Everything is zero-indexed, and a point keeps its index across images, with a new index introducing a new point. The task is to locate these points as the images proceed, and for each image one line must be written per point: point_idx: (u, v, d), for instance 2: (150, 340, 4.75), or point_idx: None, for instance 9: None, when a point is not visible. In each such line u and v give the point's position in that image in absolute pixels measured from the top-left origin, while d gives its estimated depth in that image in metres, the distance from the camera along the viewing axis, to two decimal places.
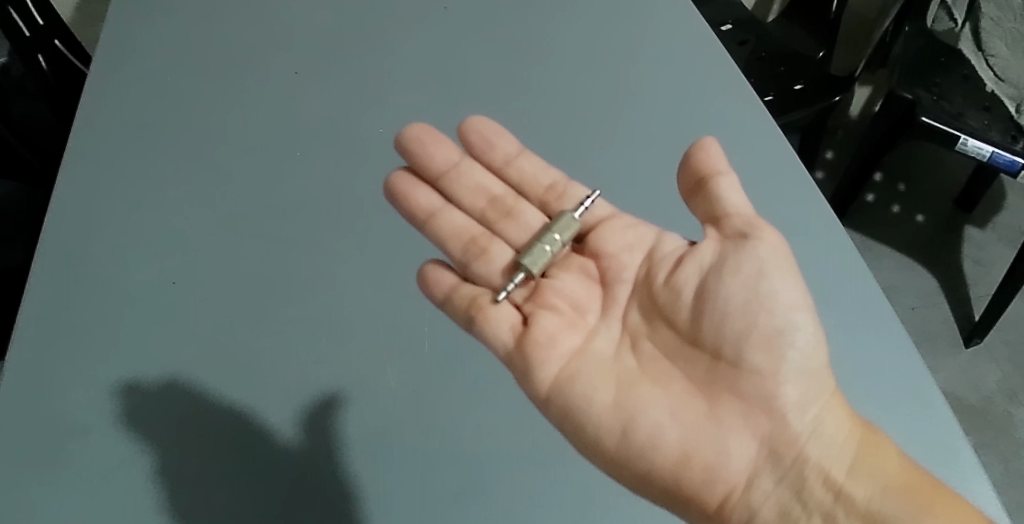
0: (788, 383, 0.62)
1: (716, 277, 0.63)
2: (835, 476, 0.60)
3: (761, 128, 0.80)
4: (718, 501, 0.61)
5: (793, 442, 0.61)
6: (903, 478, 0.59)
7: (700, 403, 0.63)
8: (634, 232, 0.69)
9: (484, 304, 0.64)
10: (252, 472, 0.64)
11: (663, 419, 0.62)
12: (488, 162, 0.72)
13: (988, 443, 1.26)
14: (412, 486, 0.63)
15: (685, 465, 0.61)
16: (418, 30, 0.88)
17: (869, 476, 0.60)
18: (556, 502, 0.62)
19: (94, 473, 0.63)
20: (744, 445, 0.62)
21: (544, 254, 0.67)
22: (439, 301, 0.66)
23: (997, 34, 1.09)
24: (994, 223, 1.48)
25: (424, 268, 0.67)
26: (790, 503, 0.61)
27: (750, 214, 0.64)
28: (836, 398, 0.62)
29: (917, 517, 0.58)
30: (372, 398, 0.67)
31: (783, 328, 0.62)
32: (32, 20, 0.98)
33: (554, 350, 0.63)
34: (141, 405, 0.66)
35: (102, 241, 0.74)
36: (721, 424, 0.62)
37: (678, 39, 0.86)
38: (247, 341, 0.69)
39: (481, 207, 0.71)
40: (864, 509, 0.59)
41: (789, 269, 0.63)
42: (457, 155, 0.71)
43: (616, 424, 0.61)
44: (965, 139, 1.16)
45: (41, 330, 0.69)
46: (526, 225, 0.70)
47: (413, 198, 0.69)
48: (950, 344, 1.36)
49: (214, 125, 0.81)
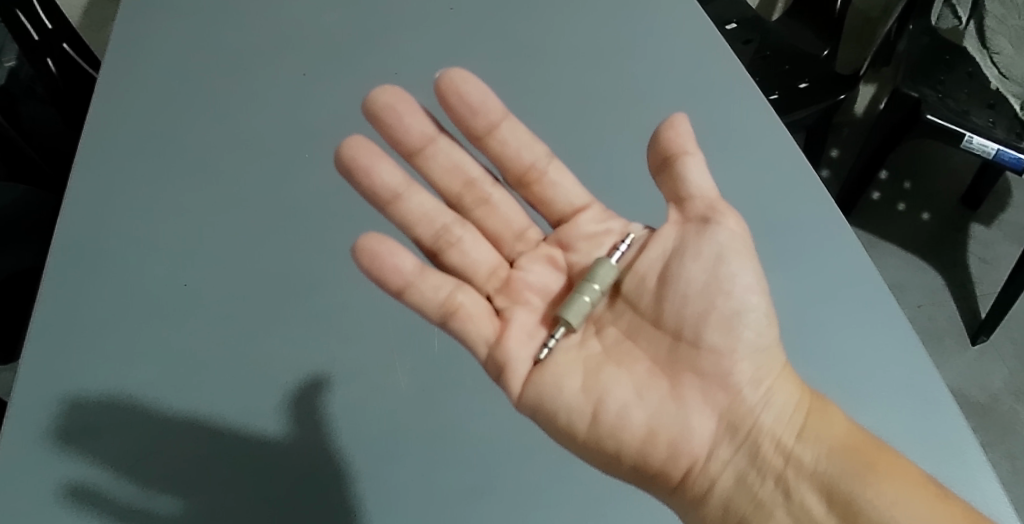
0: (742, 361, 0.62)
1: (678, 260, 0.64)
2: (785, 442, 0.61)
3: (767, 127, 0.80)
4: (681, 474, 0.62)
5: (748, 414, 0.62)
6: (847, 440, 0.60)
7: (662, 382, 0.63)
8: (603, 225, 0.70)
9: (457, 299, 0.65)
10: (249, 468, 0.65)
11: (629, 400, 0.62)
12: (470, 129, 0.71)
13: (995, 441, 1.26)
14: (419, 486, 0.64)
15: (651, 443, 0.62)
16: (423, 29, 0.88)
17: (815, 439, 0.61)
18: (564, 500, 0.63)
19: (104, 476, 0.64)
20: (704, 419, 0.62)
21: (584, 305, 0.64)
22: (395, 292, 0.65)
23: (1001, 32, 1.11)
24: (999, 220, 1.47)
25: (370, 254, 0.64)
26: (746, 471, 0.62)
27: (714, 197, 0.64)
28: (788, 373, 0.63)
29: (857, 474, 0.58)
30: (377, 395, 0.67)
31: (739, 309, 0.63)
32: (42, 24, 1.00)
33: (528, 344, 0.65)
34: (131, 403, 0.67)
35: (115, 243, 0.75)
36: (683, 402, 0.63)
37: (684, 38, 0.86)
38: (258, 342, 0.69)
39: (456, 189, 0.71)
40: (811, 470, 0.60)
41: (748, 253, 0.64)
42: (434, 129, 0.70)
43: (586, 407, 0.62)
44: (971, 137, 1.16)
45: (54, 332, 0.70)
46: (503, 216, 0.71)
47: (378, 175, 0.67)
48: (956, 341, 1.36)
49: (222, 127, 0.82)
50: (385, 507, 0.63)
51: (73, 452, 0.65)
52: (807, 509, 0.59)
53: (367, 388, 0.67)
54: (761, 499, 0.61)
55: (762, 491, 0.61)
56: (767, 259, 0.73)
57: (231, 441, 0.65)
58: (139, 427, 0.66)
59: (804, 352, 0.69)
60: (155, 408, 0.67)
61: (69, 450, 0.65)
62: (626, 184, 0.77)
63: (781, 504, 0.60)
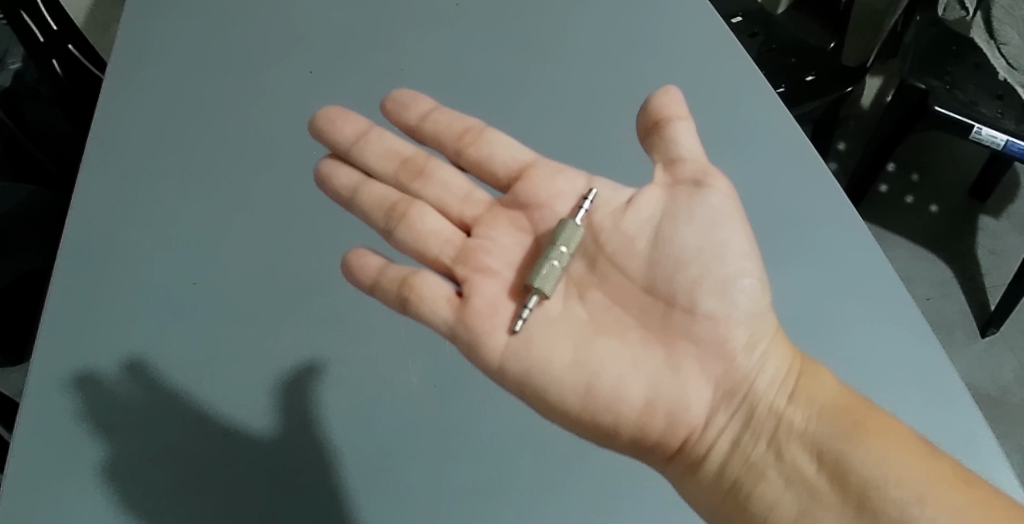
0: (737, 327, 0.61)
1: (671, 223, 0.63)
2: (777, 406, 0.61)
3: (776, 119, 0.80)
4: (679, 442, 0.61)
5: (743, 378, 0.62)
6: (838, 402, 0.60)
7: (657, 351, 0.62)
8: (563, 180, 0.68)
9: (415, 283, 0.63)
10: (259, 463, 0.65)
11: (626, 371, 0.61)
12: (404, 124, 0.71)
13: (1007, 433, 1.26)
14: (432, 482, 0.64)
15: (650, 414, 0.60)
16: (430, 26, 0.88)
17: (807, 400, 0.60)
18: (578, 494, 0.63)
19: (116, 475, 0.64)
20: (700, 387, 0.62)
21: (553, 270, 0.62)
22: (368, 288, 0.64)
23: (1008, 22, 1.07)
24: (1009, 211, 1.47)
25: (347, 258, 0.65)
26: (740, 434, 0.61)
27: (704, 161, 0.64)
28: (780, 336, 0.62)
29: (847, 433, 0.58)
30: (390, 392, 0.67)
31: (731, 276, 0.62)
32: (47, 26, 1.00)
33: (500, 316, 0.62)
34: (189, 382, 0.68)
35: (125, 243, 0.75)
36: (679, 370, 0.61)
37: (691, 31, 0.86)
38: (269, 340, 0.69)
39: (393, 171, 0.69)
40: (802, 431, 0.60)
41: (739, 216, 0.63)
42: (365, 124, 0.70)
43: (580, 380, 0.61)
44: (979, 128, 1.15)
45: (67, 332, 0.70)
46: (441, 182, 0.69)
47: (335, 179, 0.68)
48: (966, 334, 1.35)
49: (231, 125, 0.82)
50: (399, 505, 0.63)
51: (113, 438, 0.65)
52: (799, 468, 0.58)
53: (379, 384, 0.67)
54: (754, 461, 0.60)
55: (754, 453, 0.60)
56: (776, 249, 0.72)
57: (252, 439, 0.65)
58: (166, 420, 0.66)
59: (816, 338, 0.68)
60: (176, 398, 0.67)
61: (102, 442, 0.65)
62: (638, 179, 0.77)
63: (773, 464, 0.59)
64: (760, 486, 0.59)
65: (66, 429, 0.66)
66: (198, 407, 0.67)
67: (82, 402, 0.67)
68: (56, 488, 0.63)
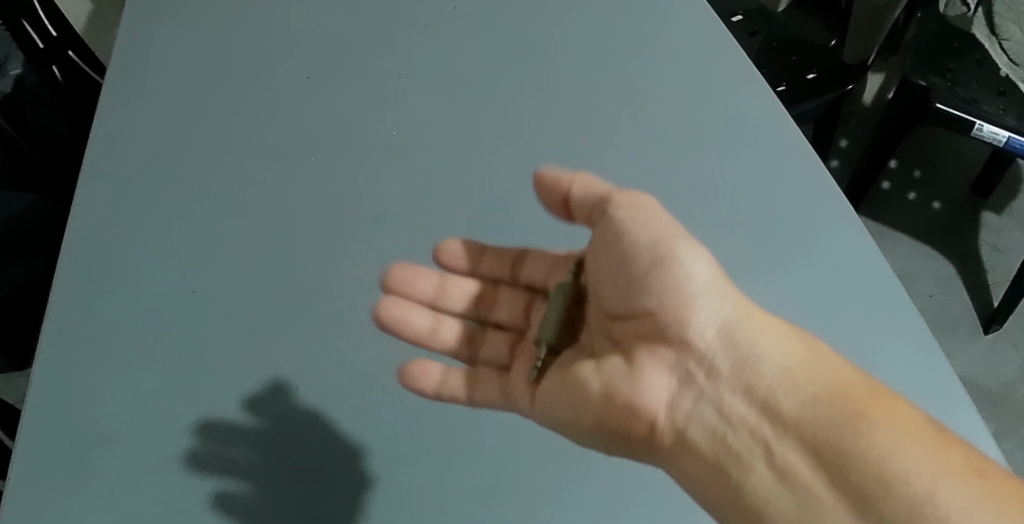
0: (693, 317, 0.60)
1: (597, 245, 0.65)
2: (756, 393, 0.57)
3: (776, 123, 0.80)
4: (648, 432, 0.60)
5: (710, 367, 0.59)
6: (829, 390, 0.55)
7: (619, 356, 0.64)
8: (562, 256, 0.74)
9: (477, 376, 0.68)
10: (258, 470, 0.64)
11: (590, 375, 0.64)
12: (466, 267, 0.73)
13: (1010, 430, 1.25)
14: (433, 488, 0.62)
15: (609, 407, 0.62)
16: (430, 30, 0.88)
17: (795, 388, 0.56)
18: (578, 499, 0.62)
19: (113, 484, 0.63)
20: (662, 380, 0.61)
21: (551, 320, 0.68)
22: (432, 395, 0.65)
23: (1010, 18, 1.06)
24: (1011, 208, 1.47)
25: (407, 365, 0.66)
26: (721, 425, 0.58)
27: (605, 189, 0.65)
28: (755, 324, 0.59)
29: (840, 423, 0.53)
30: (387, 397, 0.66)
31: (663, 266, 0.61)
32: (47, 33, 1.01)
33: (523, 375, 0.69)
34: (182, 388, 0.67)
35: (125, 249, 0.75)
36: (637, 366, 0.62)
37: (691, 33, 0.86)
38: (264, 346, 0.69)
39: (462, 309, 0.74)
40: (794, 421, 0.55)
41: (662, 216, 0.63)
42: (438, 276, 0.72)
43: (556, 389, 0.65)
44: (981, 125, 1.15)
45: (62, 339, 0.69)
46: (505, 303, 0.75)
47: (410, 321, 0.69)
48: (970, 330, 1.35)
49: (230, 132, 0.82)
50: (400, 507, 0.62)
51: (105, 445, 0.64)
52: (791, 464, 0.54)
53: (377, 391, 0.67)
54: (739, 452, 0.56)
55: (738, 443, 0.56)
56: (778, 254, 0.72)
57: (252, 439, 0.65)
58: (162, 421, 0.65)
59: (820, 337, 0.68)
60: (173, 401, 0.66)
61: (97, 447, 0.64)
62: (639, 183, 0.76)
63: (761, 456, 0.55)
64: (751, 480, 0.55)
65: (58, 434, 0.65)
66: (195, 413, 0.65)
67: (77, 407, 0.66)
68: (52, 494, 0.62)
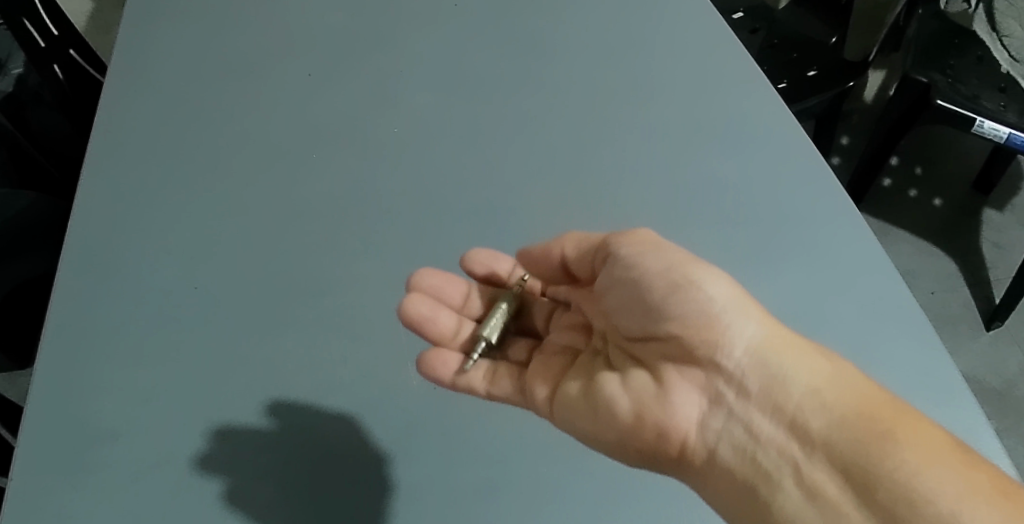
0: (719, 334, 0.58)
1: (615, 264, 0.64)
2: (786, 410, 0.54)
3: (777, 118, 0.80)
4: (677, 449, 0.57)
5: (739, 386, 0.56)
6: (859, 409, 0.52)
7: (645, 372, 0.61)
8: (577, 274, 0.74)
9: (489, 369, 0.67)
10: (258, 467, 0.64)
11: (616, 391, 0.61)
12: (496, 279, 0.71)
13: (1011, 427, 1.25)
14: (434, 484, 0.63)
15: (638, 426, 0.59)
16: (431, 28, 0.89)
17: (825, 406, 0.53)
18: (579, 495, 0.62)
19: (114, 480, 0.63)
20: (690, 397, 0.58)
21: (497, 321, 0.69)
22: (448, 385, 0.65)
23: (1011, 15, 1.06)
24: (1012, 205, 1.47)
25: (425, 356, 0.65)
26: (747, 443, 0.55)
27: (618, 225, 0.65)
28: (784, 342, 0.57)
29: (869, 442, 0.50)
30: (388, 394, 0.66)
31: (684, 287, 0.59)
32: (48, 32, 1.01)
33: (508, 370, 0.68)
34: (184, 386, 0.67)
35: (126, 247, 0.75)
36: (665, 384, 0.59)
37: (691, 30, 0.86)
38: (266, 344, 0.69)
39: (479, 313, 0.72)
40: (821, 440, 0.52)
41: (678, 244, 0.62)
42: (463, 283, 0.71)
43: (579, 406, 0.62)
44: (982, 121, 1.14)
45: (65, 336, 0.70)
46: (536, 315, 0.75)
47: (435, 320, 0.66)
48: (972, 327, 1.35)
49: (231, 129, 0.82)
50: (400, 504, 0.62)
51: (108, 443, 0.64)
52: (821, 486, 0.51)
53: (378, 388, 0.67)
54: (767, 470, 0.53)
55: (766, 461, 0.53)
56: (779, 248, 0.72)
57: (253, 435, 0.65)
58: (165, 420, 0.65)
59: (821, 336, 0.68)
60: (175, 399, 0.66)
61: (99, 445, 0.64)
62: (640, 180, 0.77)
63: (789, 474, 0.52)
64: (778, 498, 0.52)
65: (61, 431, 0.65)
66: (196, 411, 0.66)
67: (79, 404, 0.66)
68: (54, 491, 0.62)
